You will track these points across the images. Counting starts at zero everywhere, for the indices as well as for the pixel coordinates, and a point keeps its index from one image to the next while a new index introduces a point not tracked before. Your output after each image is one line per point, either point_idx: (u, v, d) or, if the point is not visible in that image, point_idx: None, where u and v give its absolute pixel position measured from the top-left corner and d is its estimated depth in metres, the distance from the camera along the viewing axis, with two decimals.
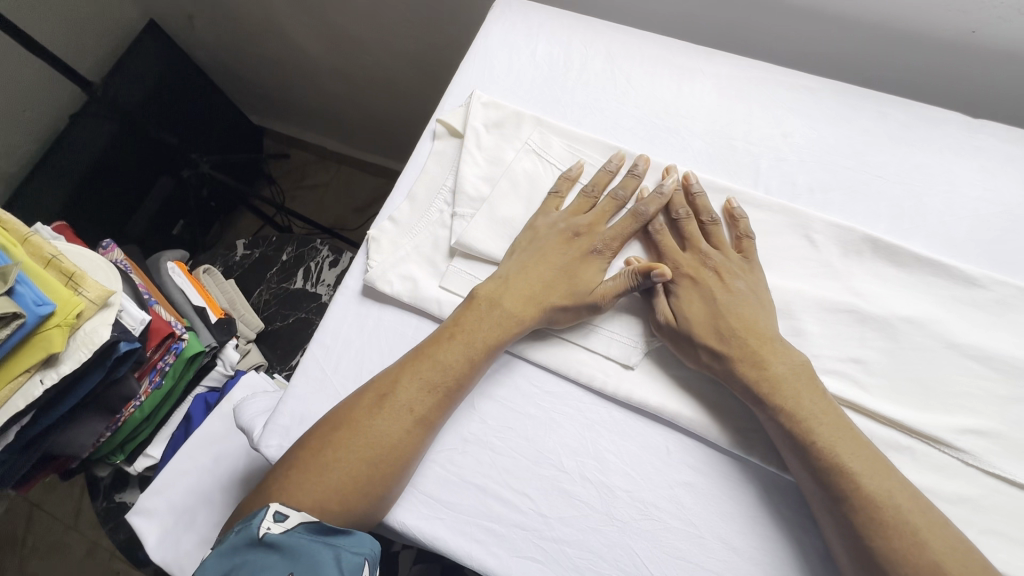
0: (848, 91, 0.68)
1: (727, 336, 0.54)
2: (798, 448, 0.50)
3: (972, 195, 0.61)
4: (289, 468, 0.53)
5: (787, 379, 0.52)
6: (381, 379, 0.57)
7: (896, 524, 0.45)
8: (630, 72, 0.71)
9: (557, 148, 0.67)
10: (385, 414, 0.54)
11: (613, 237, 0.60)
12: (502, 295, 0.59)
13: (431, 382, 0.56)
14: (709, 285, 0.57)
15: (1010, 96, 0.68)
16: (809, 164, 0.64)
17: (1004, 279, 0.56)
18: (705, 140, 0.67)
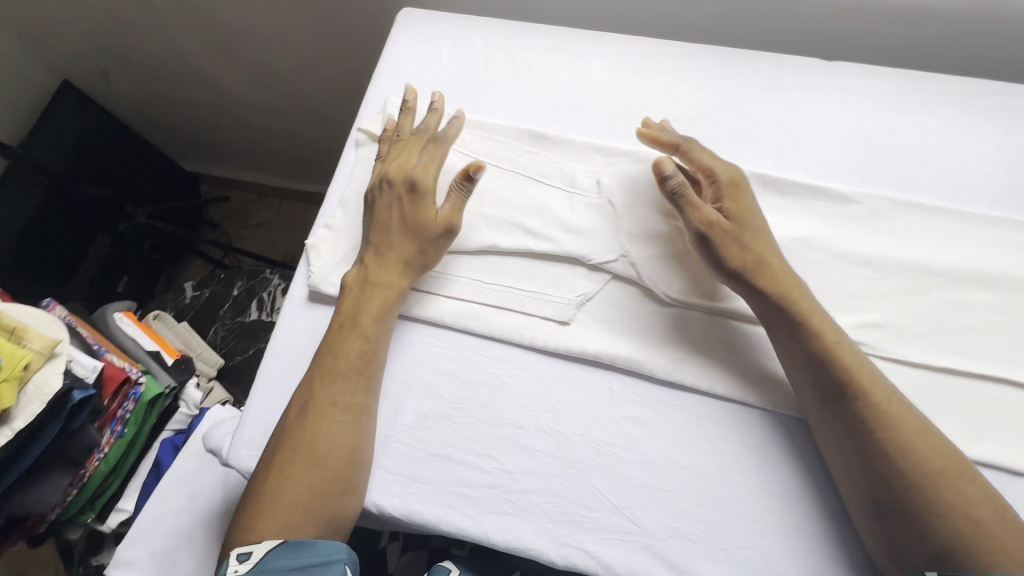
0: (723, 53, 0.76)
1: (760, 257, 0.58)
2: (815, 381, 0.55)
3: (837, 126, 0.69)
4: (256, 490, 0.55)
5: (805, 298, 0.57)
6: (301, 391, 0.59)
7: (911, 446, 0.50)
8: (530, 61, 0.78)
9: (472, 139, 0.73)
10: (314, 417, 0.57)
11: (423, 164, 0.67)
12: (375, 269, 0.64)
13: (341, 374, 0.59)
14: (748, 195, 0.62)
15: (857, 38, 0.78)
16: (697, 120, 0.72)
17: (873, 193, 0.64)
18: (606, 112, 0.74)
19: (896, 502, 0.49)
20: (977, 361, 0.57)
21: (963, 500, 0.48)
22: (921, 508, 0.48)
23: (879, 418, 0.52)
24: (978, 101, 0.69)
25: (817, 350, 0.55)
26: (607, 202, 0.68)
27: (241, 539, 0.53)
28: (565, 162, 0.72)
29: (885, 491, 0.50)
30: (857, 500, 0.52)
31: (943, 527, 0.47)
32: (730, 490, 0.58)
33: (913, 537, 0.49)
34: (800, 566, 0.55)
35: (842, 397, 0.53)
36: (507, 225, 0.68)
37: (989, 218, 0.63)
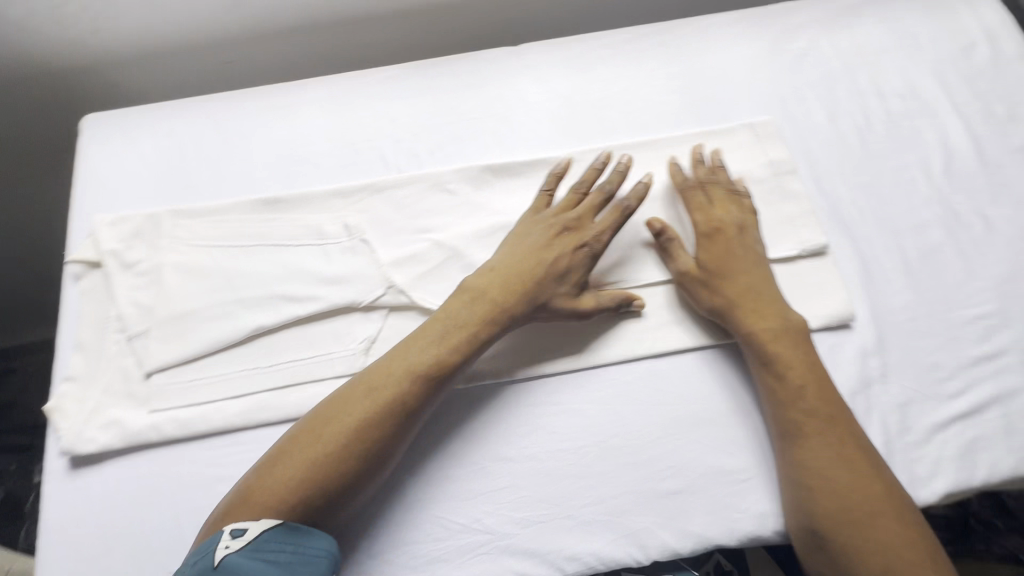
0: (423, 64, 0.79)
1: (733, 295, 0.62)
2: (777, 417, 0.58)
3: (539, 99, 0.76)
4: (253, 477, 0.53)
5: (779, 335, 0.60)
6: (342, 395, 0.56)
7: (857, 483, 0.54)
8: (242, 129, 0.75)
9: (203, 228, 0.68)
10: (354, 426, 0.54)
11: (601, 231, 0.63)
12: (408, 352, 0.58)
13: (405, 386, 0.56)
14: (735, 240, 0.64)
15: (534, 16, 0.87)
16: (420, 134, 0.74)
17: (584, 150, 0.71)
18: (333, 155, 0.73)
19: (823, 528, 0.53)
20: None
21: (887, 535, 0.52)
22: (849, 535, 0.52)
23: (837, 452, 0.55)
24: (640, 44, 0.79)
25: (780, 378, 0.59)
26: (360, 241, 0.68)
27: (234, 509, 0.50)
28: (308, 217, 0.70)
29: (823, 521, 0.53)
30: (795, 521, 0.56)
31: (869, 558, 0.51)
32: (560, 459, 0.59)
33: (841, 563, 0.52)
34: (639, 498, 0.58)
35: (801, 430, 0.57)
36: (268, 300, 0.65)
37: (679, 137, 0.72)
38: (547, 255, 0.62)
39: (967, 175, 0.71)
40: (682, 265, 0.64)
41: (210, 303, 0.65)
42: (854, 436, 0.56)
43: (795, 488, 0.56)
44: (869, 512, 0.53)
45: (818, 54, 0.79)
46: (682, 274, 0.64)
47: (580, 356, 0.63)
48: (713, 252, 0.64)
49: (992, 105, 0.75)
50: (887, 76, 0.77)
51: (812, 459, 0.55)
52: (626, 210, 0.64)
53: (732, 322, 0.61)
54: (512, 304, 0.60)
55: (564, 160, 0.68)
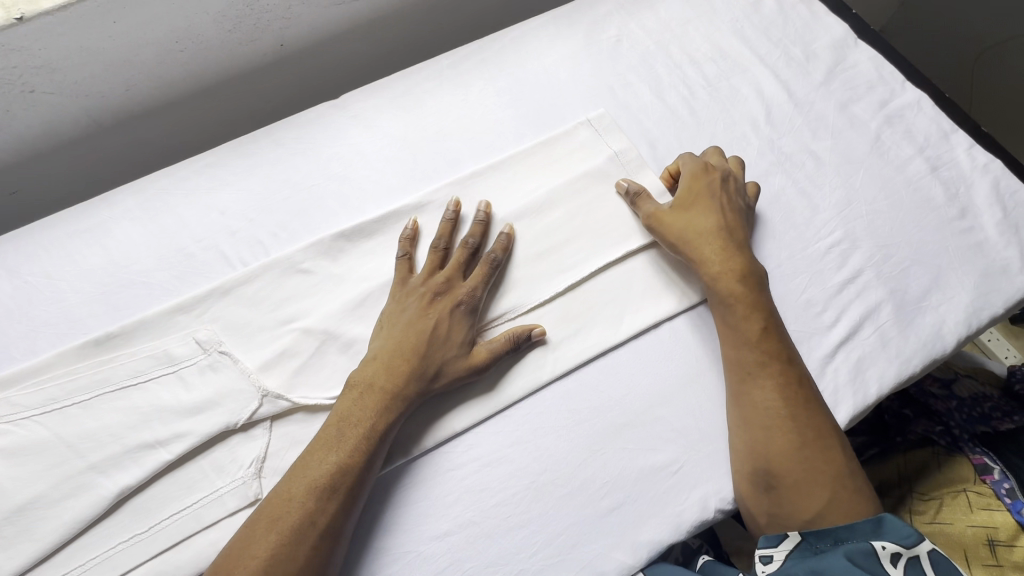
0: (242, 142, 0.72)
1: (699, 232, 0.64)
2: (730, 356, 0.60)
3: (375, 148, 0.72)
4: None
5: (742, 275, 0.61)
6: (247, 530, 0.51)
7: (801, 423, 0.55)
8: (45, 267, 0.64)
9: (20, 397, 0.58)
10: (285, 540, 0.49)
11: (473, 288, 0.61)
12: (302, 468, 0.53)
13: (304, 503, 0.51)
14: (707, 192, 0.66)
15: (350, 65, 0.84)
16: (258, 218, 0.68)
17: (434, 188, 0.69)
18: (163, 267, 0.65)
19: (766, 472, 0.55)
20: (581, 266, 0.66)
21: (819, 471, 0.54)
22: (791, 481, 0.54)
23: (786, 393, 0.56)
24: (463, 66, 0.78)
25: (739, 319, 0.60)
26: (218, 354, 0.61)
27: None
28: (148, 345, 0.61)
29: (771, 466, 0.55)
30: (741, 474, 0.57)
31: (807, 499, 0.53)
32: (495, 516, 0.56)
33: (786, 508, 0.54)
34: (583, 527, 0.57)
35: (761, 370, 0.57)
36: (124, 455, 0.56)
37: (524, 150, 0.71)
38: (425, 323, 0.59)
39: (787, 119, 0.76)
40: (650, 213, 0.66)
41: (54, 481, 0.55)
42: (797, 372, 0.58)
43: (747, 439, 0.56)
44: (810, 453, 0.54)
45: (631, 38, 0.81)
46: (651, 217, 0.66)
47: (488, 404, 0.60)
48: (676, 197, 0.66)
49: (790, 49, 0.81)
50: (696, 44, 0.81)
51: (769, 399, 0.56)
52: (498, 263, 0.63)
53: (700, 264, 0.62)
54: (401, 385, 0.56)
55: (411, 222, 0.66)
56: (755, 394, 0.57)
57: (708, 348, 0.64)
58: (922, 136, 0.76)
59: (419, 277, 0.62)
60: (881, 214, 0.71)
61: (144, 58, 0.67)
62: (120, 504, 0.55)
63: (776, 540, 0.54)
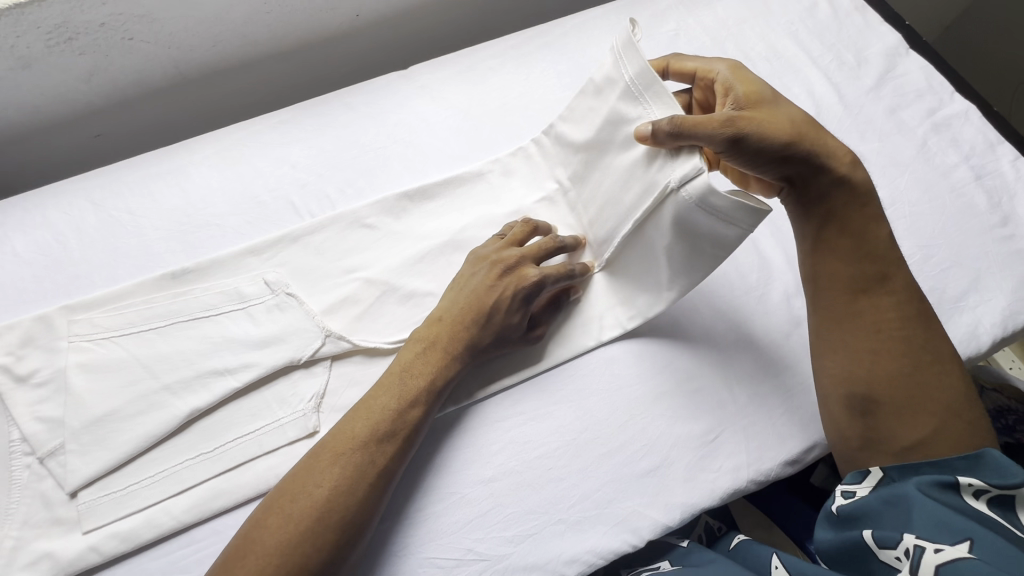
0: (315, 104, 0.76)
1: (800, 125, 0.55)
2: (846, 275, 0.57)
3: (439, 118, 0.76)
4: (223, 562, 0.49)
5: (852, 162, 0.57)
6: (312, 455, 0.53)
7: (910, 349, 0.55)
8: (127, 204, 0.69)
9: (102, 320, 0.61)
10: (347, 471, 0.52)
11: (552, 271, 0.61)
12: (361, 411, 0.55)
13: (363, 444, 0.53)
14: (755, 87, 0.58)
15: (416, 40, 0.88)
16: (327, 173, 0.72)
17: (494, 159, 0.72)
18: (237, 212, 0.69)
19: (874, 395, 0.55)
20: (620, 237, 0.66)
21: (933, 394, 0.54)
22: (898, 403, 0.54)
23: (900, 317, 0.56)
24: (526, 48, 0.81)
25: (854, 237, 0.58)
26: (285, 296, 0.64)
27: (233, 553, 0.49)
28: (221, 282, 0.65)
29: (877, 391, 0.55)
30: (843, 396, 0.57)
31: (918, 423, 0.54)
32: (536, 467, 0.59)
33: (886, 434, 0.55)
34: (620, 484, 0.59)
35: (875, 292, 0.57)
36: (196, 379, 0.59)
37: (568, 109, 0.70)
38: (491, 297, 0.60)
39: (837, 120, 0.79)
40: (730, 118, 0.52)
41: (130, 397, 0.58)
42: (909, 285, 0.58)
43: (853, 363, 0.56)
44: (917, 376, 0.55)
45: (688, 33, 0.84)
46: (741, 122, 0.52)
47: (530, 363, 0.63)
48: (752, 98, 0.57)
49: (843, 54, 0.83)
50: (752, 43, 0.84)
51: (878, 317, 0.56)
52: (570, 268, 0.62)
53: (806, 169, 0.56)
54: (468, 338, 0.59)
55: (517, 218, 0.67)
56: (866, 311, 0.57)
57: (747, 330, 0.66)
58: (968, 146, 0.78)
59: (494, 246, 0.63)
60: (924, 216, 0.73)
61: (234, 15, 0.71)
62: (189, 424, 0.59)
63: (860, 478, 0.53)
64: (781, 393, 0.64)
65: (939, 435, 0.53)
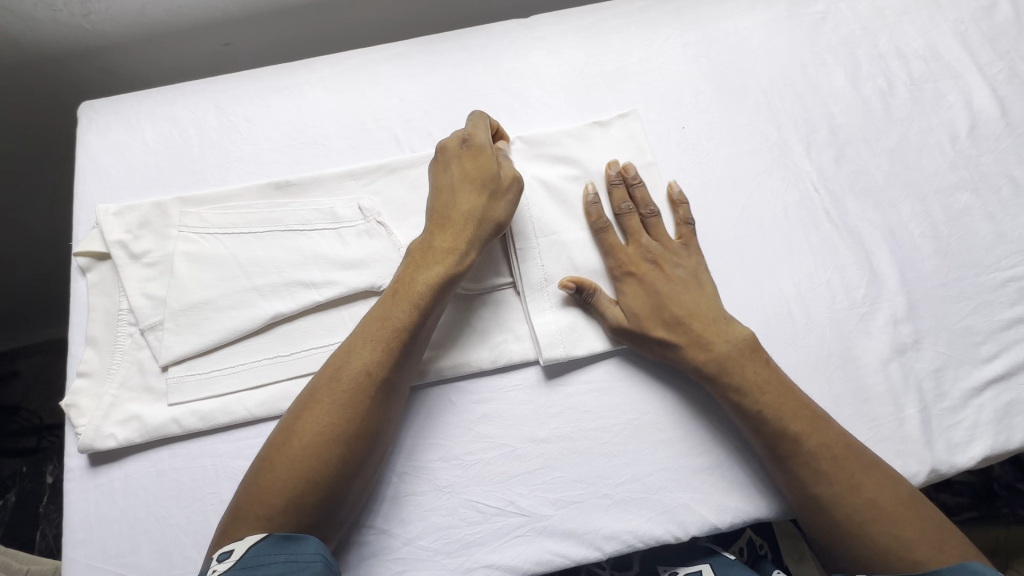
0: (431, 41, 0.76)
1: (685, 323, 0.58)
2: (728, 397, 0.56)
3: (552, 72, 0.73)
4: (247, 485, 0.50)
5: (727, 360, 0.57)
6: (317, 392, 0.52)
7: (815, 429, 0.54)
8: (245, 112, 0.72)
9: (208, 216, 0.65)
10: (351, 409, 0.52)
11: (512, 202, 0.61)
12: (359, 349, 0.53)
13: (363, 376, 0.52)
14: (652, 277, 0.60)
15: None
16: (432, 112, 0.72)
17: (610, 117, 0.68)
18: (343, 135, 0.71)
19: (806, 476, 0.53)
20: (580, 257, 0.62)
21: (871, 490, 0.51)
22: (827, 474, 0.52)
23: (800, 410, 0.55)
24: (655, 12, 0.76)
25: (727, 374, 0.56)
26: (376, 224, 0.65)
27: (258, 473, 0.50)
28: (317, 200, 0.67)
29: (802, 473, 0.53)
30: (784, 482, 0.55)
31: (848, 498, 0.51)
32: (591, 439, 0.58)
33: (827, 509, 0.52)
34: (674, 474, 0.57)
35: (757, 388, 0.55)
36: (284, 286, 0.62)
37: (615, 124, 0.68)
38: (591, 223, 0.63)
39: (992, 137, 0.70)
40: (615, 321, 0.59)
41: (225, 291, 0.62)
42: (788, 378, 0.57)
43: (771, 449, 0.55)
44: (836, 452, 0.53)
45: (838, 17, 0.76)
46: (616, 324, 0.59)
47: (564, 345, 0.60)
48: (640, 307, 0.59)
49: (1016, 65, 0.73)
50: (909, 38, 0.75)
51: (781, 410, 0.55)
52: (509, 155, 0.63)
53: (683, 355, 0.58)
54: (457, 269, 0.56)
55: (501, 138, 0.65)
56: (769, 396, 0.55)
57: (844, 346, 0.61)
58: None
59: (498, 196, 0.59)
60: None
61: None
62: (271, 327, 0.61)
63: None
64: (869, 420, 0.59)
65: (868, 500, 0.51)
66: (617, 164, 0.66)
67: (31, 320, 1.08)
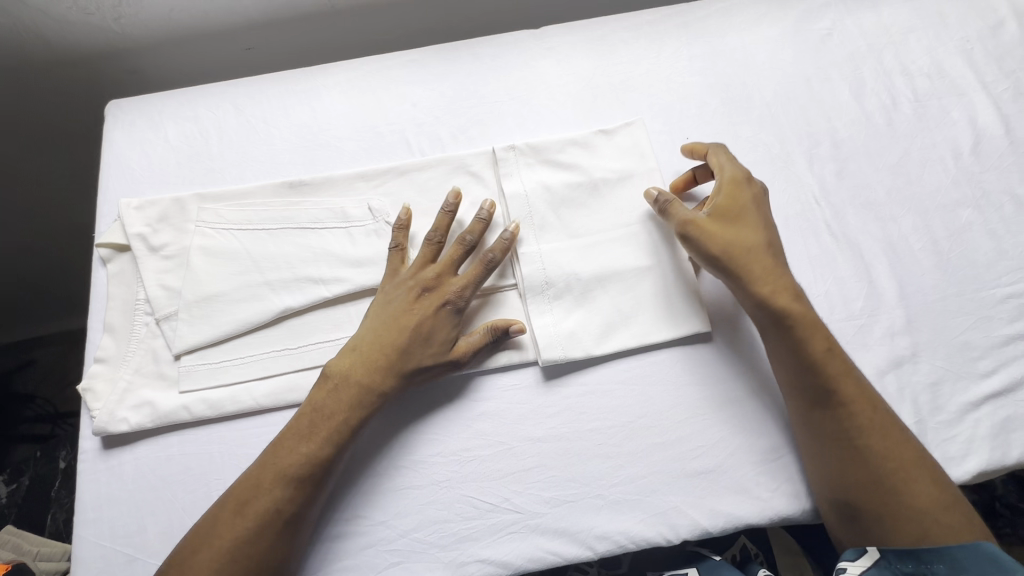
0: (444, 49, 0.78)
1: (740, 245, 0.58)
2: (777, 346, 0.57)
3: (561, 82, 0.75)
4: (198, 528, 0.52)
5: (784, 293, 0.56)
6: (264, 464, 0.54)
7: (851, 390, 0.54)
8: (263, 114, 0.75)
9: (225, 213, 0.68)
10: (286, 493, 0.52)
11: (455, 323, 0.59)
12: (292, 439, 0.54)
13: (301, 460, 0.53)
14: (739, 195, 0.60)
15: None
16: (443, 117, 0.74)
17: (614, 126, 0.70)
18: (356, 138, 0.73)
19: (834, 438, 0.54)
20: (580, 264, 0.64)
21: (897, 456, 0.52)
22: (853, 440, 0.53)
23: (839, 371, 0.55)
24: (663, 25, 0.78)
25: (793, 302, 0.56)
26: (385, 225, 0.67)
27: (208, 523, 0.52)
28: (328, 199, 0.69)
29: (827, 435, 0.54)
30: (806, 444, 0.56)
31: (871, 465, 0.52)
32: (587, 439, 0.59)
33: (847, 479, 0.53)
34: (668, 477, 0.58)
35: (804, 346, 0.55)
36: (294, 282, 0.64)
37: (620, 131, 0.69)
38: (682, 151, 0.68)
39: (995, 155, 0.70)
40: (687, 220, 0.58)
41: (238, 285, 0.64)
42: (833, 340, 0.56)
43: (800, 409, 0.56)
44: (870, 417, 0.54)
45: (844, 34, 0.77)
46: (684, 225, 0.58)
47: (563, 347, 0.61)
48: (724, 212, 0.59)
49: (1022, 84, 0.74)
50: (915, 56, 0.76)
51: (829, 365, 0.55)
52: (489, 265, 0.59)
53: (739, 282, 0.57)
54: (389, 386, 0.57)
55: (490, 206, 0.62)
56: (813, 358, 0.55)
57: None
58: None
59: (445, 328, 0.59)
60: None
61: None
62: (280, 320, 0.64)
63: (855, 554, 0.51)
64: None
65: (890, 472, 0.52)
66: (618, 172, 0.67)
67: (55, 309, 1.13)
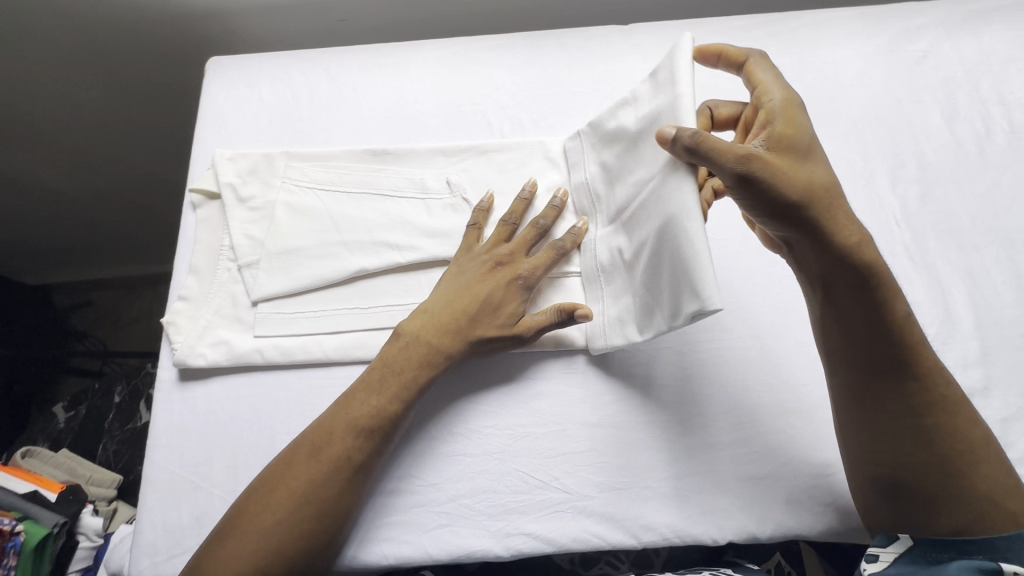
0: (533, 36, 0.80)
1: (817, 184, 0.47)
2: (842, 321, 0.51)
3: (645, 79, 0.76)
4: (274, 467, 0.54)
5: (866, 246, 0.48)
6: (336, 414, 0.56)
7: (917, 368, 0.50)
8: (354, 83, 0.77)
9: (310, 172, 0.70)
10: (356, 445, 0.54)
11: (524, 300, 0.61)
12: (361, 393, 0.57)
13: (370, 414, 0.55)
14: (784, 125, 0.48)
15: None
16: (526, 102, 0.76)
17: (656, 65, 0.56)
18: (440, 115, 0.75)
19: (886, 424, 0.51)
20: (620, 238, 0.60)
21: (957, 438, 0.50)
22: (911, 426, 0.50)
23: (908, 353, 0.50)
24: (754, 32, 0.78)
25: (867, 269, 0.48)
26: (461, 200, 0.69)
27: (286, 459, 0.54)
28: (408, 170, 0.71)
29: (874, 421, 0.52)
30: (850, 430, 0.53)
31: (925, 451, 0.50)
32: (641, 430, 0.60)
33: (896, 465, 0.51)
34: (719, 477, 0.58)
35: (873, 329, 0.50)
36: (370, 245, 0.67)
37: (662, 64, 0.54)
38: (701, 63, 0.56)
39: None
40: (745, 156, 0.45)
41: (316, 241, 0.67)
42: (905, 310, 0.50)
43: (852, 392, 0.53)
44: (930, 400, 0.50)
45: (941, 57, 0.75)
46: (746, 160, 0.45)
47: (606, 334, 0.60)
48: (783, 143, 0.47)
49: None
50: (1014, 86, 0.73)
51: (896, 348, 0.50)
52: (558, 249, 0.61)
53: (808, 238, 0.49)
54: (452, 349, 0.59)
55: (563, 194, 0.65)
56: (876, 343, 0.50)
57: None
58: None
59: (512, 301, 0.60)
60: None
61: None
62: (353, 280, 0.66)
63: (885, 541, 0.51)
64: None
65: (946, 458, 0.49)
66: (647, 118, 0.55)
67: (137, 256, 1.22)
